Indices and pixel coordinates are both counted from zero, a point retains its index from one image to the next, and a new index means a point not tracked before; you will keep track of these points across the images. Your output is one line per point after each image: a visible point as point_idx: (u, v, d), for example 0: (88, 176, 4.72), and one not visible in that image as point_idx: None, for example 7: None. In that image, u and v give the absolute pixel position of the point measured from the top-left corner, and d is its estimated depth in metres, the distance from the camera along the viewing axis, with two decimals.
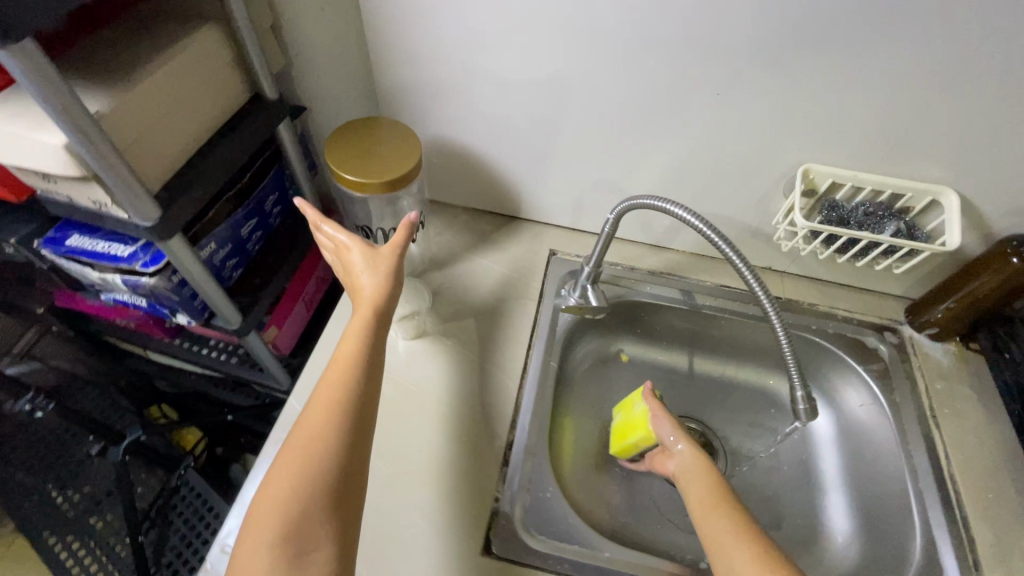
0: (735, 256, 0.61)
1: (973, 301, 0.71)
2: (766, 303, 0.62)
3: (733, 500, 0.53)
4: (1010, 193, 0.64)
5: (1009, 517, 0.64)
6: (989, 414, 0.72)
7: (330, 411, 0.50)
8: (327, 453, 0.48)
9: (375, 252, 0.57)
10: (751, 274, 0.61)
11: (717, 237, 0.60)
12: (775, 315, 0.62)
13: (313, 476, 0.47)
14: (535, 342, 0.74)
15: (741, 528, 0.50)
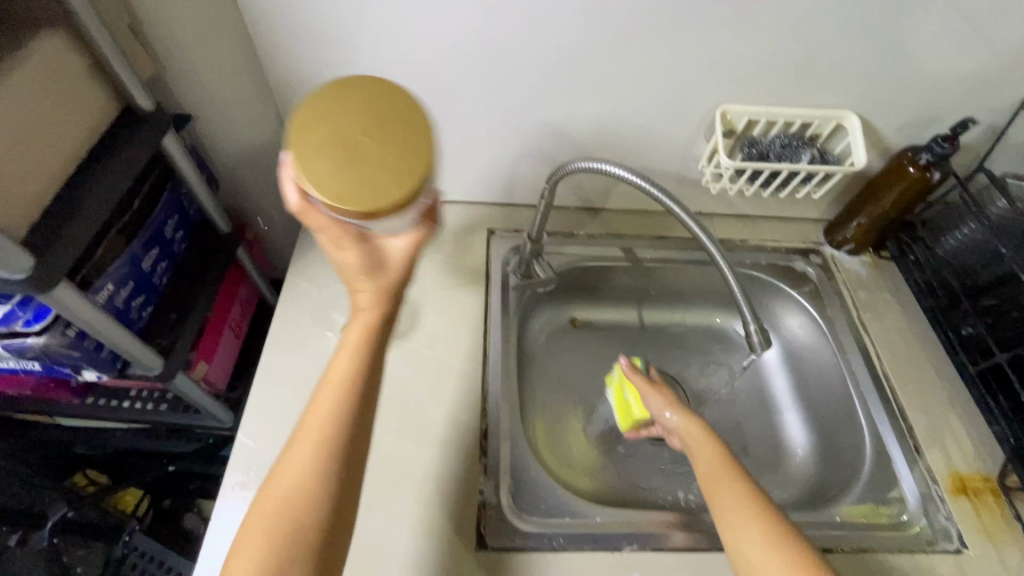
0: (677, 207, 0.61)
1: (880, 213, 0.77)
2: (711, 247, 0.63)
3: (741, 471, 0.52)
4: (901, 108, 0.69)
5: (939, 401, 0.71)
6: (908, 313, 0.79)
7: (324, 445, 0.42)
8: (318, 492, 0.41)
9: (380, 263, 0.47)
10: (694, 221, 0.62)
11: (659, 190, 0.60)
12: (723, 259, 0.63)
13: (302, 516, 0.41)
14: (491, 326, 0.72)
15: (748, 502, 0.49)
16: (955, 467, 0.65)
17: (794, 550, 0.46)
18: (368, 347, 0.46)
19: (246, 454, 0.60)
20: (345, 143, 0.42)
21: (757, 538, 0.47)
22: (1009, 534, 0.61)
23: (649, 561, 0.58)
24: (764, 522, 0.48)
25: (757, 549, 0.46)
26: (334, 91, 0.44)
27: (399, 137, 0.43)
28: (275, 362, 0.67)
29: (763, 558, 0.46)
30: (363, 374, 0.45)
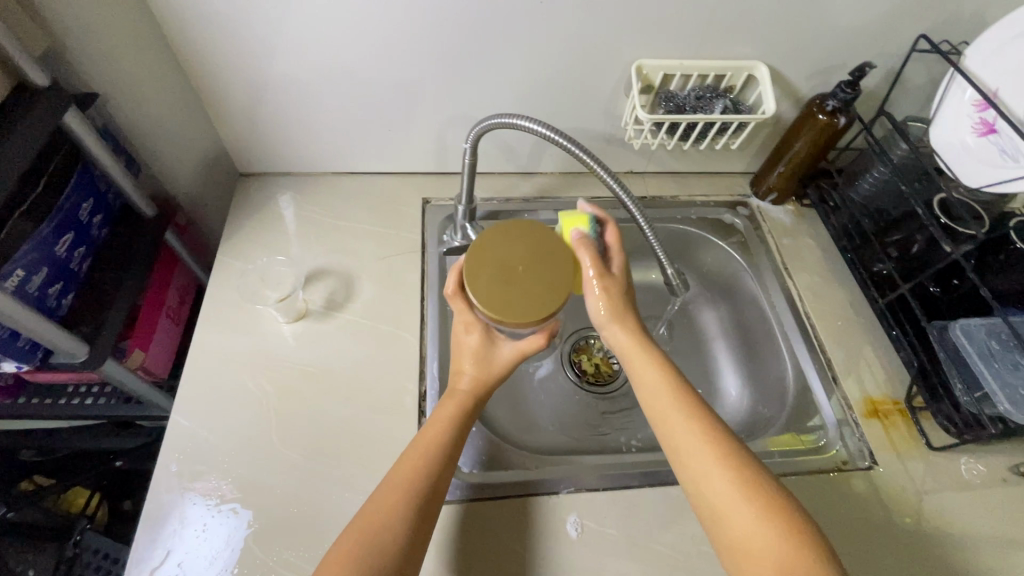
0: (599, 167, 0.63)
1: (798, 161, 0.81)
2: (631, 206, 0.66)
3: (697, 407, 0.55)
4: (806, 57, 0.72)
5: (853, 333, 0.75)
6: (827, 255, 0.83)
7: (409, 481, 0.51)
8: (401, 514, 0.49)
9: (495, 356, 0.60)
10: (615, 181, 0.64)
11: (567, 140, 0.60)
12: (642, 217, 0.67)
13: (389, 533, 0.48)
14: (428, 292, 0.73)
15: (708, 440, 0.52)
16: (867, 392, 0.70)
17: (753, 483, 0.50)
18: (464, 416, 0.58)
19: (181, 431, 0.60)
20: (505, 269, 0.56)
21: (719, 475, 0.50)
22: (914, 448, 0.66)
23: (584, 501, 0.60)
24: (724, 458, 0.51)
25: (720, 484, 0.50)
26: (511, 229, 0.58)
27: (545, 266, 0.56)
28: (208, 340, 0.66)
29: (727, 494, 0.49)
30: (456, 430, 0.56)
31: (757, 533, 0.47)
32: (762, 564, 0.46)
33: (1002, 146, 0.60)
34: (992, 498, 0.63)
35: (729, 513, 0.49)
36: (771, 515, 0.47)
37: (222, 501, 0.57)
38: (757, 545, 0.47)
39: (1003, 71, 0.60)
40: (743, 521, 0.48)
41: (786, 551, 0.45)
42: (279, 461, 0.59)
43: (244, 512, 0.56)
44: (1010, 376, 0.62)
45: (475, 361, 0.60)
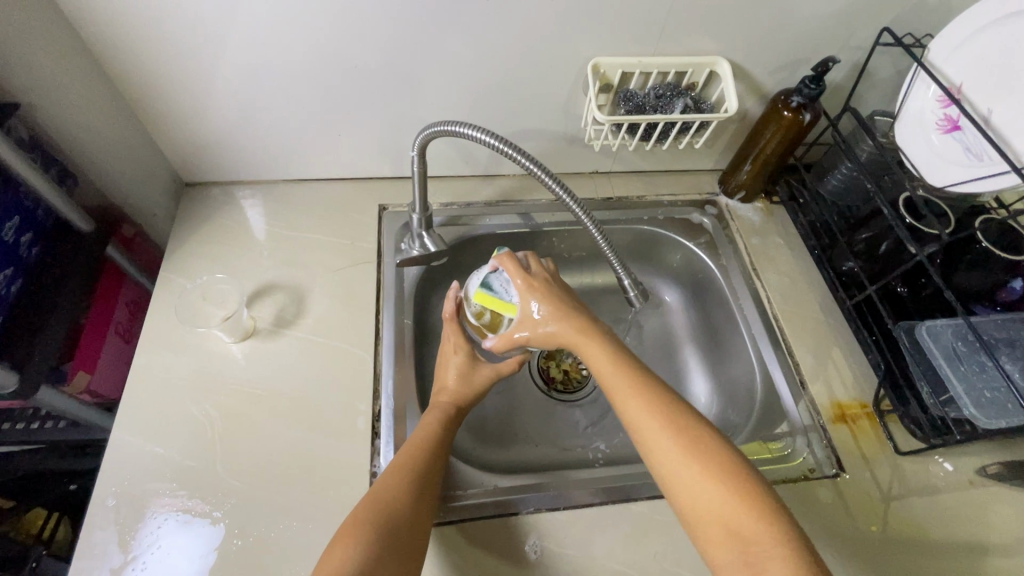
0: (537, 169, 0.59)
1: (764, 159, 0.78)
2: (574, 208, 0.63)
3: (645, 379, 0.55)
4: (767, 52, 0.70)
5: (821, 334, 0.74)
6: (797, 254, 0.81)
7: (406, 470, 0.53)
8: (398, 501, 0.50)
9: (475, 368, 0.66)
10: (554, 181, 0.61)
11: (512, 151, 0.57)
12: (587, 219, 0.64)
13: (390, 510, 0.49)
14: (384, 305, 0.70)
15: (653, 409, 0.53)
16: (836, 397, 0.69)
17: (698, 447, 0.50)
18: (447, 424, 0.61)
19: (118, 463, 0.57)
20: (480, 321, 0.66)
21: (665, 441, 0.51)
22: (881, 452, 0.65)
23: (544, 522, 0.58)
24: (669, 426, 0.51)
25: (666, 451, 0.50)
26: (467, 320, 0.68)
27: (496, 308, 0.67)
28: (148, 363, 0.63)
29: (676, 458, 0.50)
30: (444, 434, 0.59)
31: (708, 497, 0.47)
32: (712, 527, 0.46)
33: (968, 144, 0.58)
34: (960, 503, 0.62)
35: (678, 476, 0.49)
36: (716, 476, 0.48)
37: (173, 545, 0.53)
38: (707, 508, 0.47)
39: (967, 65, 0.58)
40: (688, 485, 0.48)
41: (735, 508, 0.46)
42: (223, 489, 0.56)
43: (200, 552, 0.53)
44: (975, 378, 0.61)
45: (458, 376, 0.65)
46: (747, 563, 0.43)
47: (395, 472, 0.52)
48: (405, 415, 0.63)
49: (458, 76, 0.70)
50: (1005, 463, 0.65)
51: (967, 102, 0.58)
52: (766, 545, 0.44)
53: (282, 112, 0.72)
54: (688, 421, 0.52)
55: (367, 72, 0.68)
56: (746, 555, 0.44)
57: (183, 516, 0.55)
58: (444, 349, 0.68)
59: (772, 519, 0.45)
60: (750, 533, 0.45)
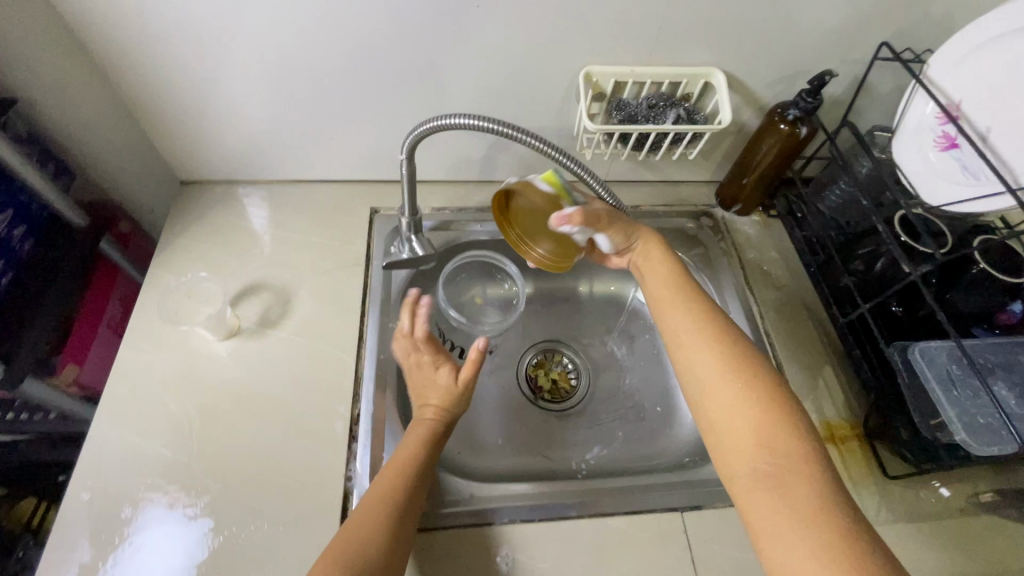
0: (534, 141, 0.56)
1: (762, 171, 0.77)
2: (586, 178, 0.59)
3: (692, 291, 0.60)
4: (763, 64, 0.69)
5: (812, 352, 0.72)
6: (792, 269, 0.80)
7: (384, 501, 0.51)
8: (374, 533, 0.48)
9: (456, 375, 0.63)
10: (556, 152, 0.57)
11: (512, 130, 0.55)
12: (598, 184, 0.61)
13: (387, 515, 0.50)
14: (370, 308, 0.70)
15: (705, 330, 0.56)
16: (826, 417, 0.67)
17: (743, 367, 0.52)
18: (433, 441, 0.58)
19: (95, 457, 0.57)
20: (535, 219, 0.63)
21: (710, 359, 0.54)
22: (870, 476, 0.64)
23: (518, 533, 0.58)
24: (718, 348, 0.54)
25: (710, 367, 0.53)
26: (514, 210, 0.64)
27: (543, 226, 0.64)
28: (131, 358, 0.63)
29: (711, 367, 0.53)
30: (428, 451, 0.57)
31: (738, 406, 0.50)
32: (742, 437, 0.49)
33: (965, 163, 0.57)
34: (949, 530, 0.61)
35: (712, 385, 0.53)
36: (756, 393, 0.50)
37: (163, 547, 0.53)
38: (742, 423, 0.49)
39: (966, 83, 0.57)
40: (729, 399, 0.51)
41: (765, 416, 0.49)
42: (197, 488, 0.56)
43: (190, 556, 0.53)
44: (969, 403, 0.59)
45: (441, 395, 0.62)
46: (770, 475, 0.46)
47: (394, 469, 0.53)
48: (383, 419, 0.63)
49: (451, 81, 0.70)
50: (997, 490, 0.63)
51: (965, 120, 0.57)
52: (798, 466, 0.45)
53: (276, 113, 0.72)
54: (737, 347, 0.54)
55: (360, 76, 0.68)
56: (768, 467, 0.46)
57: (176, 517, 0.55)
58: (422, 368, 0.64)
59: (802, 443, 0.47)
60: (774, 439, 0.47)
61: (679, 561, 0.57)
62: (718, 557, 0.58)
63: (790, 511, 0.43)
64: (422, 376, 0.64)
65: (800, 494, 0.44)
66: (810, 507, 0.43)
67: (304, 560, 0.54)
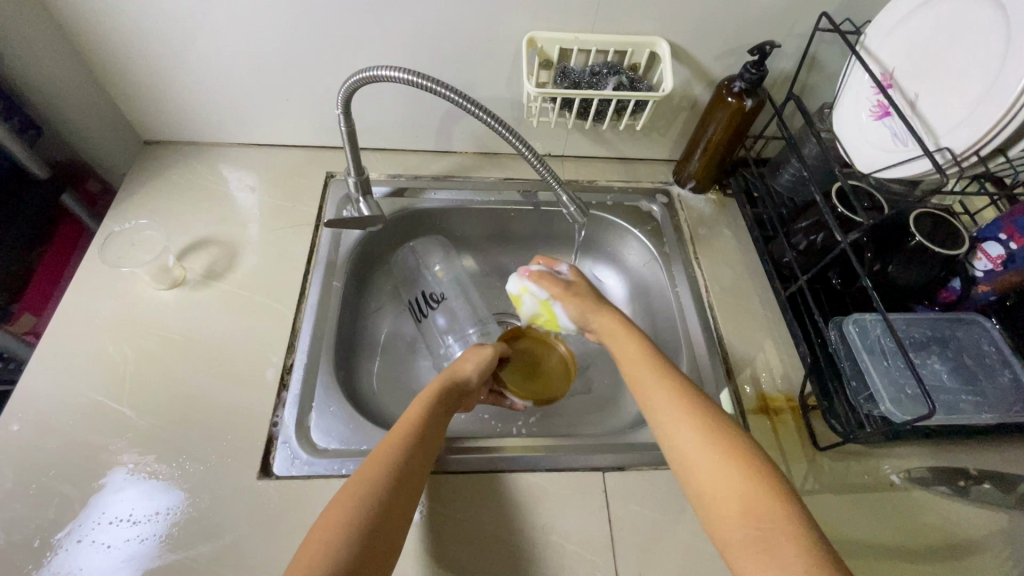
0: (451, 94, 0.55)
1: (713, 147, 0.77)
2: (508, 136, 0.58)
3: (666, 363, 0.57)
4: (708, 37, 0.69)
5: (755, 327, 0.72)
6: (742, 246, 0.79)
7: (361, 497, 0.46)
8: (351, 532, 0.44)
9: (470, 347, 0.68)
10: (475, 106, 0.56)
11: (429, 83, 0.54)
12: (522, 144, 0.59)
13: (377, 500, 0.46)
14: (315, 267, 0.72)
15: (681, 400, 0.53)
16: (761, 389, 0.67)
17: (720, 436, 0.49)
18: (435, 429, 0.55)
19: (28, 392, 0.59)
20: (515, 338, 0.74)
21: (688, 429, 0.51)
22: (801, 448, 0.63)
23: (434, 483, 0.57)
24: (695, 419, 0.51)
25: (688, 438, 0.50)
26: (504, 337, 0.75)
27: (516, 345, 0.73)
28: (76, 303, 0.65)
29: (691, 440, 0.50)
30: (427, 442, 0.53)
31: (721, 479, 0.47)
32: (727, 502, 0.45)
33: (895, 129, 0.57)
34: (875, 503, 0.60)
35: (693, 461, 0.49)
36: (732, 458, 0.47)
37: (109, 510, 0.53)
38: (724, 490, 0.46)
39: (898, 50, 0.58)
40: (708, 467, 0.48)
41: (742, 489, 0.45)
42: (124, 425, 0.58)
43: (145, 514, 0.53)
44: (897, 375, 0.58)
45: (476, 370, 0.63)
46: (752, 541, 0.42)
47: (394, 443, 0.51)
48: (315, 370, 0.64)
49: (401, 46, 0.71)
50: (929, 467, 0.62)
51: (897, 87, 0.58)
52: (770, 530, 0.42)
53: (230, 77, 0.73)
54: (709, 417, 0.51)
55: (311, 39, 0.70)
56: (755, 532, 0.42)
57: (114, 486, 0.54)
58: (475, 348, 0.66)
59: (784, 508, 0.43)
60: (758, 511, 0.43)
61: (595, 519, 0.57)
62: (635, 517, 0.57)
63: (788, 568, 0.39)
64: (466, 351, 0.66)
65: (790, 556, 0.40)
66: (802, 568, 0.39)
67: (218, 497, 0.55)
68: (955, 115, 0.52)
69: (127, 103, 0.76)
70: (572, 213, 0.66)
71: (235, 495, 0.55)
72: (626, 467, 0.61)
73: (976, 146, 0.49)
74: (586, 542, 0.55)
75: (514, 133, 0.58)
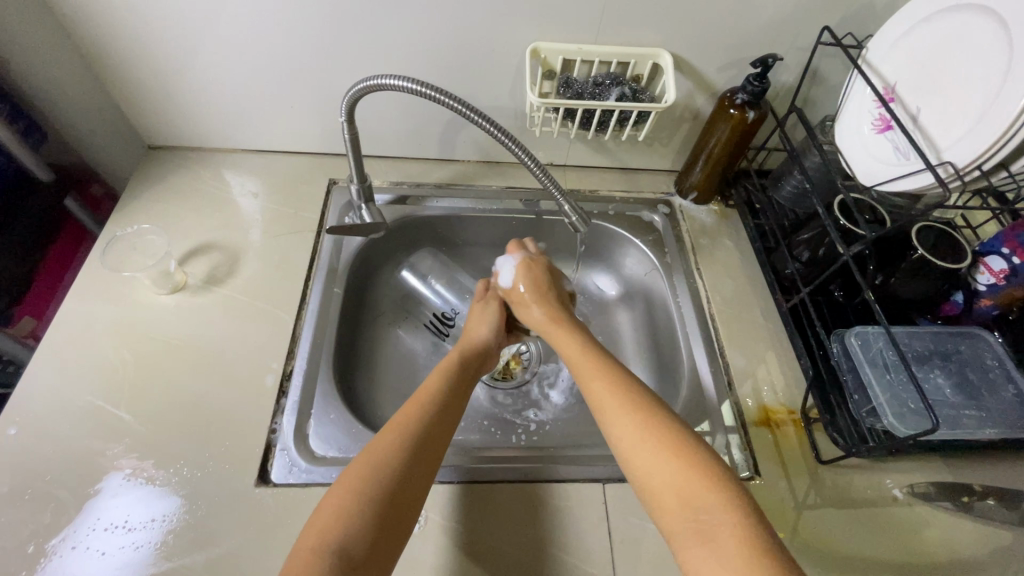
0: (453, 103, 0.55)
1: (714, 158, 0.78)
2: (508, 144, 0.58)
3: (607, 362, 0.57)
4: (710, 49, 0.70)
5: (755, 337, 0.72)
6: (744, 257, 0.79)
7: (378, 470, 0.47)
8: (367, 501, 0.45)
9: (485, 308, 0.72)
10: (478, 115, 0.56)
11: (433, 91, 0.54)
12: (524, 152, 0.59)
13: (389, 472, 0.47)
14: (316, 274, 0.71)
15: (618, 391, 0.53)
16: (763, 401, 0.66)
17: (657, 427, 0.49)
18: (451, 398, 0.57)
19: (24, 396, 0.58)
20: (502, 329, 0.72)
21: (625, 420, 0.50)
22: (803, 461, 0.62)
23: (432, 493, 0.57)
24: (633, 408, 0.51)
25: (626, 429, 0.50)
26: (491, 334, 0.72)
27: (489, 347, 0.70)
28: (76, 307, 0.65)
29: (630, 434, 0.49)
30: (445, 417, 0.54)
31: (660, 470, 0.46)
32: (667, 493, 0.45)
33: (898, 143, 0.58)
34: (878, 518, 0.59)
35: (634, 454, 0.48)
36: (672, 448, 0.47)
37: (105, 516, 0.53)
38: (663, 481, 0.46)
39: (901, 65, 0.58)
40: (646, 460, 0.47)
41: (686, 480, 0.45)
42: (120, 431, 0.57)
43: (141, 521, 0.53)
44: (900, 389, 0.58)
45: (488, 330, 0.69)
46: (699, 528, 0.42)
47: (390, 440, 0.49)
48: (315, 377, 0.63)
49: (405, 56, 0.71)
50: (933, 481, 0.62)
51: (899, 102, 0.58)
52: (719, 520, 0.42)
53: (235, 84, 0.74)
54: (651, 410, 0.51)
55: (315, 48, 0.70)
56: (696, 524, 0.43)
57: (111, 491, 0.54)
58: (477, 309, 0.72)
59: (727, 497, 0.43)
60: (702, 502, 0.43)
61: (596, 531, 0.56)
62: (636, 530, 0.57)
63: (726, 564, 0.39)
64: (472, 315, 0.71)
65: (732, 548, 0.40)
66: (745, 564, 0.39)
67: (215, 505, 0.54)
68: (957, 130, 0.52)
69: (131, 109, 0.76)
70: (573, 223, 0.66)
71: (232, 502, 0.54)
72: (627, 478, 0.60)
73: (979, 161, 0.50)
74: (586, 554, 0.55)
75: (517, 142, 0.59)
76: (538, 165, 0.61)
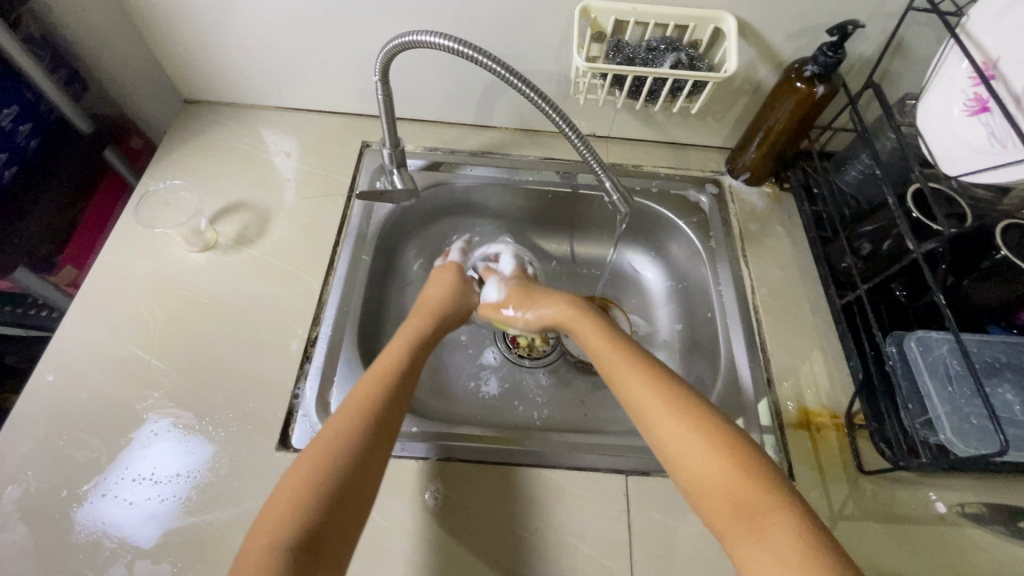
0: (494, 65, 0.51)
1: (773, 136, 0.71)
2: (550, 112, 0.54)
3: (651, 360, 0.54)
4: (781, 14, 0.63)
5: (801, 333, 0.67)
6: (795, 246, 0.74)
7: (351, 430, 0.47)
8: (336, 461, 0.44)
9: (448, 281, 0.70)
10: (518, 79, 0.52)
11: (473, 51, 0.50)
12: (565, 121, 0.55)
13: (349, 434, 0.46)
14: (344, 240, 0.70)
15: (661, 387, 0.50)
16: (804, 402, 0.62)
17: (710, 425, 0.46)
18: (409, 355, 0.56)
19: (61, 344, 0.60)
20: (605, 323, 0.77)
21: (671, 419, 0.47)
22: (842, 468, 0.58)
23: (451, 470, 0.56)
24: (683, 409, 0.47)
25: (668, 430, 0.47)
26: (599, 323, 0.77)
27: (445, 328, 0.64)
28: (112, 259, 0.66)
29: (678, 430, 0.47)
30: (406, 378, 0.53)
31: (710, 469, 0.43)
32: (714, 498, 0.43)
33: (992, 128, 0.51)
34: (921, 536, 0.55)
35: (682, 452, 0.46)
36: (724, 453, 0.44)
37: (132, 467, 0.54)
38: (713, 484, 0.43)
39: (1008, 36, 0.50)
40: (699, 459, 0.44)
41: (740, 483, 0.42)
42: (150, 385, 0.58)
43: (166, 475, 0.54)
44: (962, 402, 0.52)
45: (443, 291, 0.68)
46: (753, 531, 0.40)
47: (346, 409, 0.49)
48: (339, 344, 0.62)
49: (447, 13, 0.67)
50: (986, 502, 0.57)
51: (1000, 79, 0.51)
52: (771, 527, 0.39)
53: (269, 40, 0.71)
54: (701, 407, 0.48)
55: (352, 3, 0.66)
56: (752, 530, 0.40)
57: (138, 443, 0.55)
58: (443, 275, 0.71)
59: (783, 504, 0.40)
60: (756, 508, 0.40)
61: (614, 522, 0.54)
62: (656, 526, 0.54)
63: None
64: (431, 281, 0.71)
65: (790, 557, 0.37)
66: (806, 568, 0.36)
67: (236, 463, 0.55)
68: None
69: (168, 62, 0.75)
70: (615, 201, 0.62)
71: (252, 463, 0.55)
72: (651, 471, 0.58)
73: None
74: (601, 545, 0.53)
75: (559, 110, 0.54)
76: (580, 134, 0.57)
